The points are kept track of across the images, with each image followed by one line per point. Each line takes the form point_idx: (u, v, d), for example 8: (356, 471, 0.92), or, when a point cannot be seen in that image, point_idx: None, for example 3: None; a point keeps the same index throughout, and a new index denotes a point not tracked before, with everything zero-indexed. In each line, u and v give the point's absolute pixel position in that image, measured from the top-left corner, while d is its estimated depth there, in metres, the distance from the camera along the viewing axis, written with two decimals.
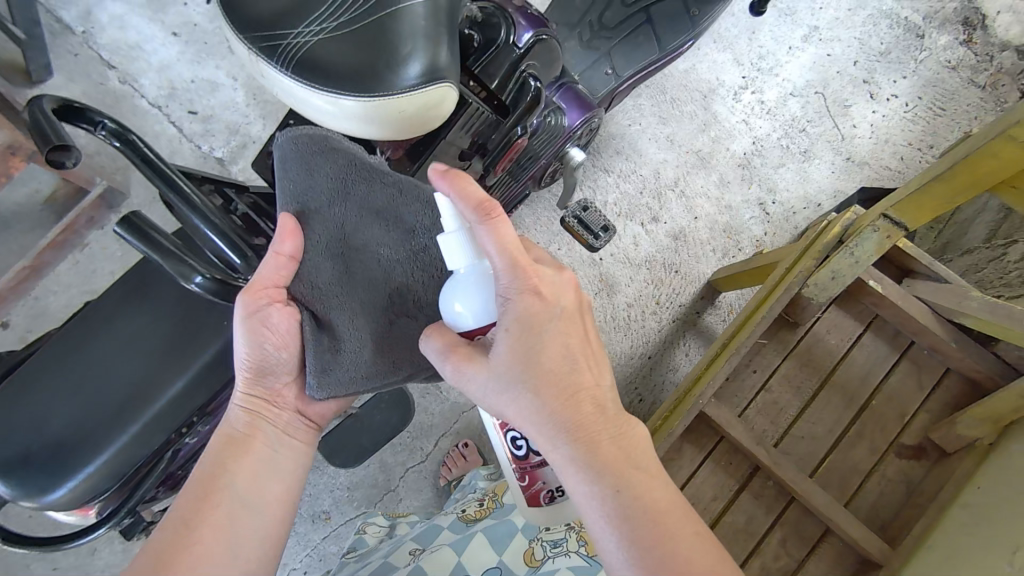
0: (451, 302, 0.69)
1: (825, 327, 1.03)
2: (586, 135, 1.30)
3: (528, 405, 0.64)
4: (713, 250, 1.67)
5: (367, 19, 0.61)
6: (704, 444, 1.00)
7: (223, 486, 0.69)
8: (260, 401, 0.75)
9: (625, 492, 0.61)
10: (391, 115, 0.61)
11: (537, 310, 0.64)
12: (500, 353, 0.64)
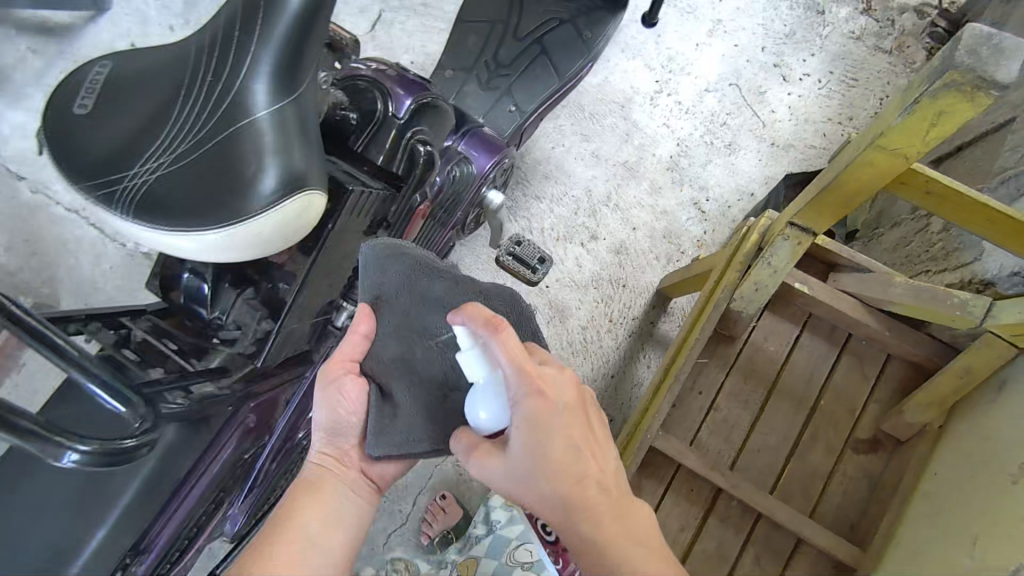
0: (474, 411, 0.71)
1: (763, 335, 1.01)
2: (501, 176, 1.28)
3: (541, 496, 0.66)
4: (657, 258, 1.65)
5: (205, 144, 0.61)
6: (662, 475, 0.97)
7: (294, 530, 0.71)
8: (335, 454, 0.77)
9: (630, 573, 0.63)
10: (252, 238, 0.61)
11: (543, 413, 0.65)
12: (513, 451, 0.66)
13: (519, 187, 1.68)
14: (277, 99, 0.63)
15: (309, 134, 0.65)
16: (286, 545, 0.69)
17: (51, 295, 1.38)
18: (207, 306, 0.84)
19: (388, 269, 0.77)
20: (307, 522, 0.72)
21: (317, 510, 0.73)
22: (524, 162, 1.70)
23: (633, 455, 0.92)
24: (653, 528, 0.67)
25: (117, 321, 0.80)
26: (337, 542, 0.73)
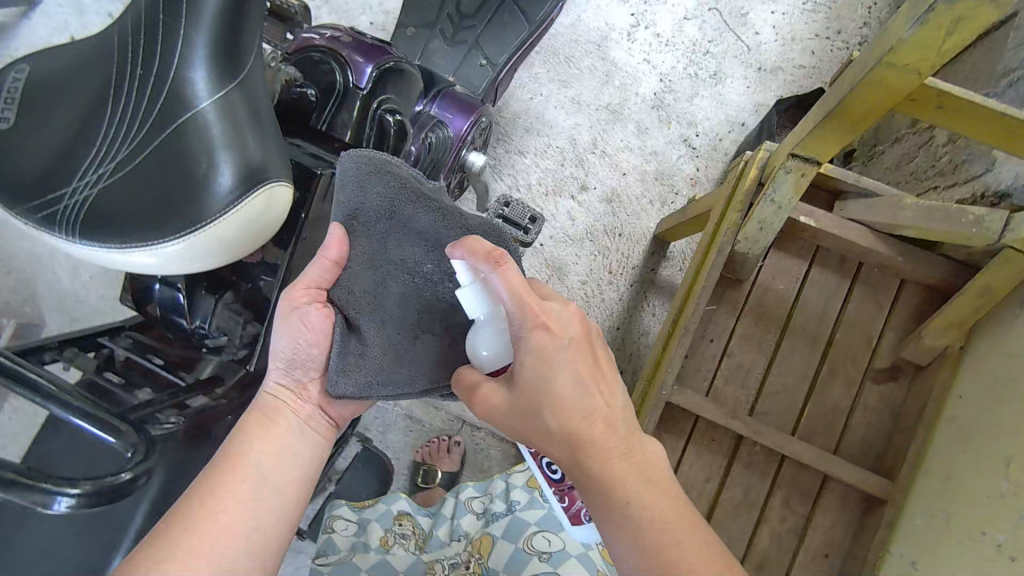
0: (478, 346, 0.70)
1: (771, 274, 0.97)
2: (480, 136, 1.21)
3: (544, 429, 0.64)
4: (651, 202, 1.59)
5: (156, 154, 0.59)
6: (682, 428, 0.94)
7: (244, 467, 0.71)
8: (293, 395, 0.77)
9: (633, 505, 0.61)
10: (214, 244, 0.58)
11: (549, 347, 0.64)
12: (518, 385, 0.65)
13: (501, 144, 1.62)
14: (220, 87, 0.59)
15: (263, 122, 0.60)
16: (239, 484, 0.69)
17: (35, 313, 1.34)
18: (187, 319, 0.77)
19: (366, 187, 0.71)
20: (257, 458, 0.72)
21: (272, 447, 0.74)
22: (502, 118, 1.63)
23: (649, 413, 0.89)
24: (657, 458, 0.64)
25: (95, 342, 0.77)
26: (289, 477, 0.74)
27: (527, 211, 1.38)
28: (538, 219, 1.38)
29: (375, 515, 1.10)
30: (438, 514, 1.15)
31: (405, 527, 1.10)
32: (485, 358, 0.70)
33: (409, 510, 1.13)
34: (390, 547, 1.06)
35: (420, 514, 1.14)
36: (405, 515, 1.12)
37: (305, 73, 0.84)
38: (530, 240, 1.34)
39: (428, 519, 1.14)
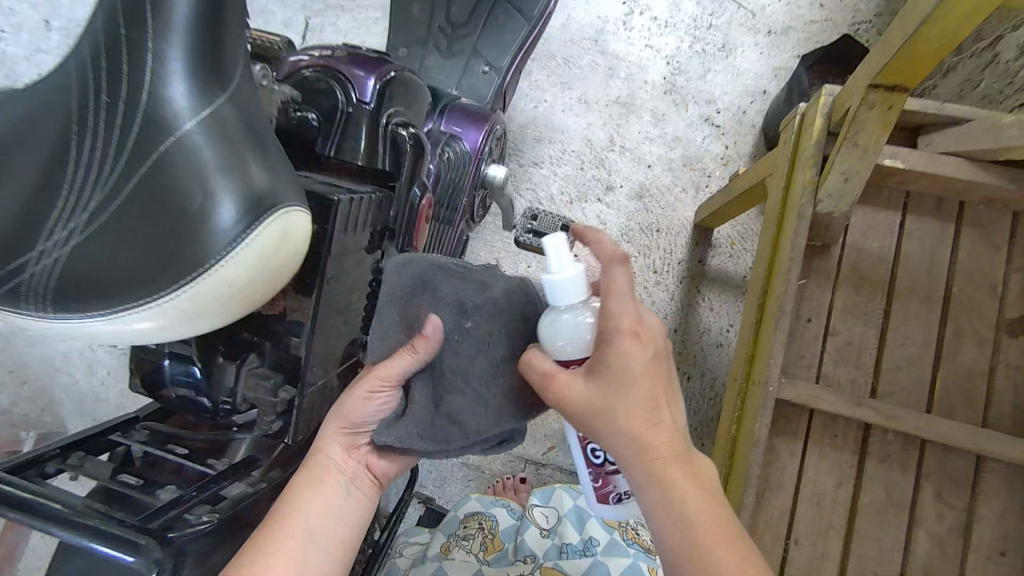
0: (554, 337, 0.61)
1: (862, 232, 0.84)
2: (497, 147, 1.10)
3: (614, 431, 0.54)
4: (684, 189, 1.48)
5: (136, 194, 0.51)
6: (796, 428, 0.80)
7: (291, 530, 0.62)
8: (346, 442, 0.68)
9: (687, 521, 0.51)
10: (237, 285, 0.52)
11: (638, 353, 0.54)
12: (600, 376, 0.55)
13: (513, 159, 1.53)
14: (201, 102, 0.51)
15: (267, 145, 0.54)
16: (283, 546, 0.61)
17: (56, 421, 1.24)
18: (210, 396, 0.66)
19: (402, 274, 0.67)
20: (305, 515, 0.63)
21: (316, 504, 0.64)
22: (509, 133, 1.54)
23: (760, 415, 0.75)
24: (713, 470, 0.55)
25: (105, 441, 0.65)
26: (336, 539, 0.64)
27: (558, 220, 1.26)
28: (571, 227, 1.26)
29: (445, 527, 1.04)
30: (513, 516, 1.06)
31: (473, 530, 1.02)
32: (564, 353, 0.60)
33: (481, 511, 1.06)
34: (453, 551, 0.96)
35: (495, 518, 1.05)
36: (474, 519, 1.04)
37: (303, 99, 0.74)
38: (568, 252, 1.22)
39: (501, 524, 1.04)
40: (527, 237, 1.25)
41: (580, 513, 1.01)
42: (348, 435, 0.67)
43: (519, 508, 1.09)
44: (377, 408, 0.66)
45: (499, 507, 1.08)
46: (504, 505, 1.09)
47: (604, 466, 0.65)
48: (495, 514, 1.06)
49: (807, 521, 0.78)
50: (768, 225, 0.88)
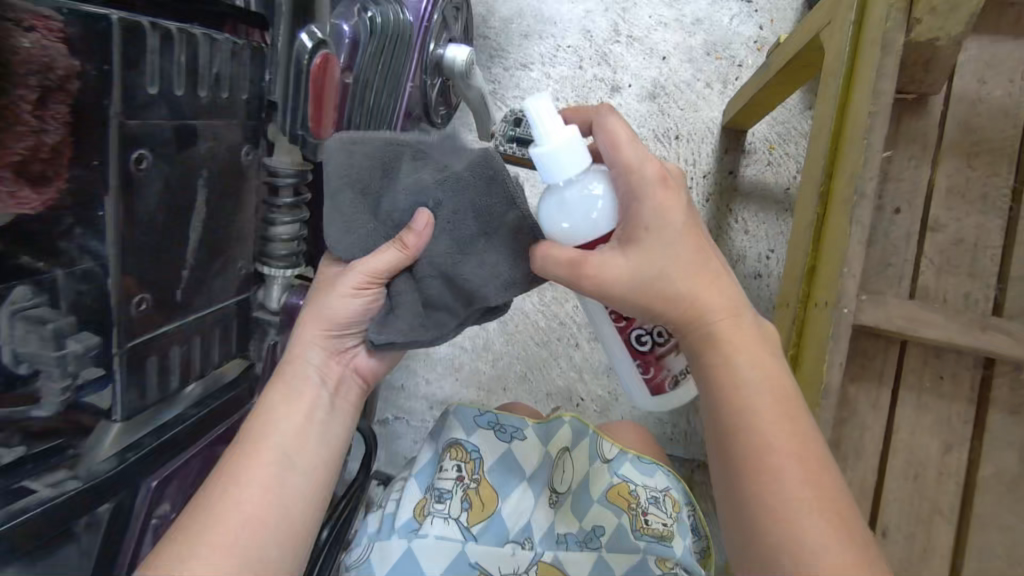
0: (561, 221, 0.47)
1: (978, 77, 0.56)
2: (455, 21, 0.84)
3: (668, 303, 0.46)
4: (709, 84, 1.19)
5: None
6: (882, 371, 0.55)
7: (264, 452, 0.54)
8: (327, 347, 0.58)
9: (756, 393, 0.44)
10: None
11: (675, 203, 0.45)
12: (638, 244, 0.45)
13: (496, 61, 1.25)
14: None
15: None
16: (256, 474, 0.53)
17: None
18: None
19: (355, 152, 0.51)
20: (277, 434, 0.55)
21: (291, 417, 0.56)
22: (489, 30, 1.25)
23: (831, 352, 0.50)
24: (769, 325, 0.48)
25: None
26: (314, 459, 0.56)
27: None
28: None
29: (421, 469, 0.73)
30: (507, 441, 0.72)
31: (453, 480, 0.70)
32: (577, 236, 0.47)
33: (461, 442, 0.72)
34: (427, 523, 0.67)
35: (483, 450, 0.71)
36: (455, 458, 0.71)
37: None
38: None
39: (492, 463, 0.71)
40: (510, 146, 0.97)
41: (598, 466, 0.72)
42: (329, 338, 0.57)
43: (516, 417, 0.73)
44: (363, 311, 0.55)
45: (486, 426, 0.72)
46: (494, 419, 0.73)
47: (654, 349, 0.52)
48: (484, 447, 0.71)
49: (900, 503, 0.54)
50: (832, 80, 0.61)
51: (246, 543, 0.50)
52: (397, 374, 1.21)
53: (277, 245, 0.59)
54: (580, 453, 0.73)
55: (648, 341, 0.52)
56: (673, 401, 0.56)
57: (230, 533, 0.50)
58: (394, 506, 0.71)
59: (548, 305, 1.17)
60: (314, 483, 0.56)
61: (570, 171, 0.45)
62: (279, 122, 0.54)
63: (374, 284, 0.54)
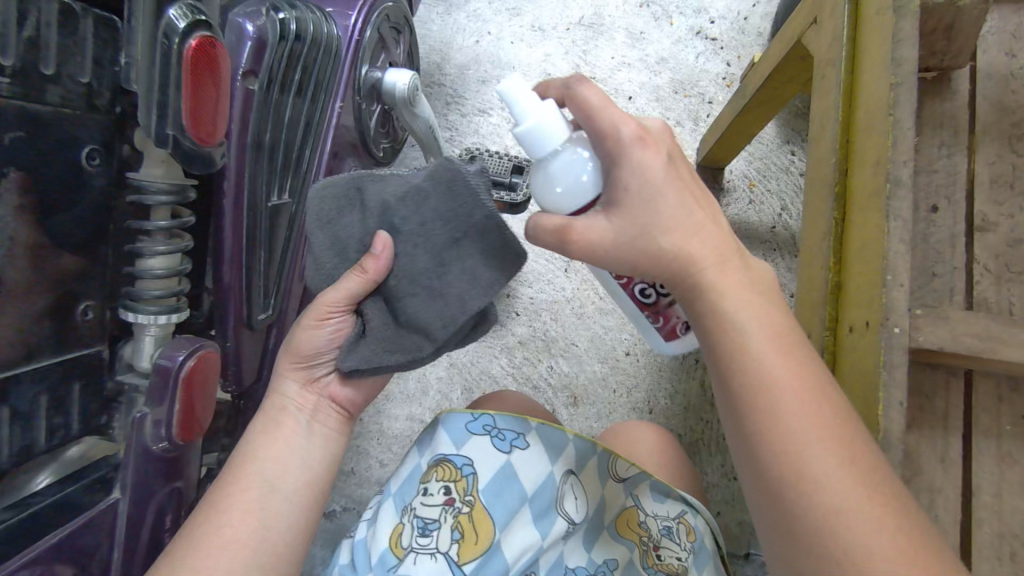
0: (555, 186, 0.40)
1: (1001, 50, 0.47)
2: (397, 44, 0.75)
3: (683, 284, 0.39)
4: (680, 121, 1.12)
5: None
6: (947, 414, 0.42)
7: (249, 476, 0.51)
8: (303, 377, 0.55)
9: (779, 363, 0.36)
10: None
11: (654, 161, 0.37)
12: (622, 205, 0.38)
13: (454, 108, 1.17)
14: None
15: None
16: (236, 500, 0.49)
17: None
18: None
19: (330, 192, 0.49)
20: (261, 460, 0.52)
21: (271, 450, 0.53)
22: (444, 76, 1.18)
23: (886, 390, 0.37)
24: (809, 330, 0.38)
25: None
26: (301, 481, 0.53)
27: (505, 161, 0.87)
28: (524, 167, 0.87)
29: (397, 485, 0.56)
30: (506, 451, 0.55)
31: (439, 505, 0.53)
32: (569, 202, 0.41)
33: (447, 457, 0.54)
34: (409, 560, 0.51)
35: (477, 463, 0.54)
36: (442, 478, 0.54)
37: None
38: (525, 200, 0.84)
39: (488, 483, 0.53)
40: None
41: (608, 483, 0.56)
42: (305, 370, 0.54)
43: (514, 418, 0.56)
44: (331, 340, 0.52)
45: (481, 432, 0.55)
46: (491, 423, 0.56)
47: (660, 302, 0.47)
48: (479, 459, 0.54)
49: None
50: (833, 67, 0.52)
51: (227, 567, 0.46)
52: (346, 457, 1.04)
53: (148, 283, 0.45)
54: (589, 468, 0.56)
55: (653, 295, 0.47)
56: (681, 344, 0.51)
57: (216, 554, 0.47)
58: (366, 534, 0.55)
59: (520, 369, 1.05)
60: (302, 508, 0.52)
61: (556, 137, 0.40)
62: (139, 116, 0.41)
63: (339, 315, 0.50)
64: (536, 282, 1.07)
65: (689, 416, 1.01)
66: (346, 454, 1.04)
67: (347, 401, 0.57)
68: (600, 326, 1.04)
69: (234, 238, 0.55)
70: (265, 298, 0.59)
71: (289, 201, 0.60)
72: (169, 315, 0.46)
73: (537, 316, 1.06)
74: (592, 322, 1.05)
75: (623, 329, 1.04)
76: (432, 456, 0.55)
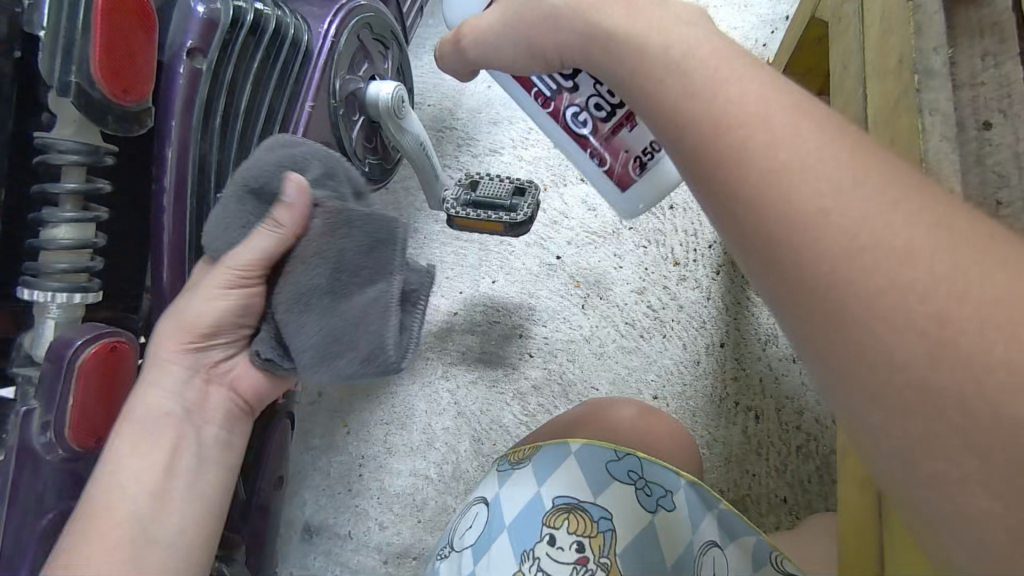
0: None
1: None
2: (383, 58, 0.72)
3: None
4: None
5: None
6: None
7: (113, 514, 0.43)
8: (194, 362, 0.47)
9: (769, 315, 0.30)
10: None
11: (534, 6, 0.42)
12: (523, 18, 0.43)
13: (465, 150, 1.09)
14: None
15: None
16: (103, 544, 0.42)
17: None
18: None
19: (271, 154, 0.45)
20: (131, 498, 0.44)
21: (138, 475, 0.44)
22: (456, 120, 1.11)
23: (952, 316, 0.28)
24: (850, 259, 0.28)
25: None
26: (183, 518, 0.45)
27: (506, 184, 0.83)
28: (526, 188, 0.82)
29: (519, 519, 0.52)
30: (651, 510, 0.52)
31: (571, 562, 0.50)
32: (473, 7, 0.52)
33: (583, 505, 0.52)
34: None
35: (616, 520, 0.51)
36: (575, 530, 0.51)
37: None
38: (526, 219, 0.78)
39: (627, 544, 0.51)
40: (465, 209, 0.81)
41: (766, 570, 0.51)
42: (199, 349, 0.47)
43: (664, 471, 0.53)
44: (232, 312, 0.47)
45: (626, 479, 0.53)
46: (637, 470, 0.53)
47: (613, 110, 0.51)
48: (618, 513, 0.52)
49: None
50: (851, 0, 0.44)
51: None
52: (343, 519, 0.94)
53: (55, 257, 0.42)
54: (741, 542, 0.52)
55: (589, 121, 0.53)
56: (646, 198, 0.55)
57: None
58: (475, 567, 0.52)
59: (534, 417, 0.94)
60: (191, 546, 0.46)
61: None
62: (42, 64, 0.39)
63: (252, 279, 0.46)
64: (551, 321, 0.98)
65: (732, 468, 0.87)
66: (343, 517, 0.93)
67: (246, 389, 0.51)
68: (625, 367, 0.94)
69: (177, 231, 0.50)
70: None
71: None
72: (74, 294, 0.43)
73: (551, 358, 0.96)
74: (614, 363, 0.94)
75: (649, 369, 0.93)
76: (558, 498, 0.52)
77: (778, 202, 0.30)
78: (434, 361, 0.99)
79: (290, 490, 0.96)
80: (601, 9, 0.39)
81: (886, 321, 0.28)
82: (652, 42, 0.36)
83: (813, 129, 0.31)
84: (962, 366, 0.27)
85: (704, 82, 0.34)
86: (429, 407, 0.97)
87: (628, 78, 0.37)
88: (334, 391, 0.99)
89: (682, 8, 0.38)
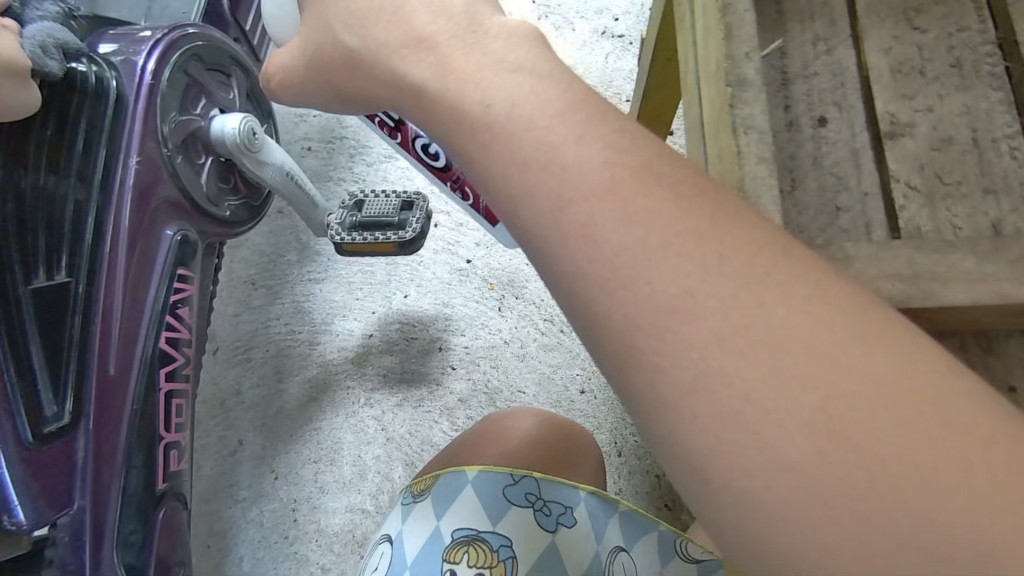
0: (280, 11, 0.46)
1: None
2: (226, 88, 0.66)
3: None
4: None
5: None
6: None
7: None
8: None
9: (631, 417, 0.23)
10: None
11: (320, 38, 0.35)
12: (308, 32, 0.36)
13: (357, 159, 1.02)
14: None
15: None
16: None
17: None
18: None
19: None
20: None
21: None
22: (345, 129, 1.04)
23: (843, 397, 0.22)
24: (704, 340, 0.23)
25: None
26: None
27: (393, 200, 0.77)
28: (414, 201, 0.77)
29: (416, 560, 0.49)
30: (551, 530, 0.50)
31: None
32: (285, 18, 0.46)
33: (481, 536, 0.49)
34: None
35: (517, 546, 0.49)
36: (474, 563, 0.48)
37: None
38: (416, 234, 0.74)
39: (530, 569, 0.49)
40: (352, 234, 0.75)
41: (678, 561, 0.52)
42: None
43: (564, 486, 0.52)
44: None
45: (523, 502, 0.51)
46: (534, 492, 0.51)
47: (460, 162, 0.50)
48: (517, 539, 0.49)
49: None
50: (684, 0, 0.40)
51: None
52: (283, 569, 0.88)
53: None
54: (647, 540, 0.53)
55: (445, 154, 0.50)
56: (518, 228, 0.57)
57: None
58: None
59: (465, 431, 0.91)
60: None
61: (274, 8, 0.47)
62: None
63: None
64: (469, 328, 0.94)
65: None
66: (282, 567, 0.87)
67: None
68: (550, 365, 0.91)
69: None
70: (56, 401, 0.49)
71: (68, 280, 0.51)
72: None
73: (475, 367, 0.93)
74: (539, 362, 0.92)
75: (574, 364, 0.91)
76: (456, 531, 0.49)
77: (629, 284, 0.24)
78: (355, 388, 0.94)
79: (219, 551, 0.89)
80: (411, 40, 0.31)
81: (760, 421, 0.22)
82: (469, 97, 0.28)
83: (659, 190, 0.25)
84: (866, 453, 0.21)
85: (533, 148, 0.26)
86: (356, 438, 0.92)
87: (448, 131, 0.30)
88: (255, 437, 0.93)
89: (505, 37, 0.30)
